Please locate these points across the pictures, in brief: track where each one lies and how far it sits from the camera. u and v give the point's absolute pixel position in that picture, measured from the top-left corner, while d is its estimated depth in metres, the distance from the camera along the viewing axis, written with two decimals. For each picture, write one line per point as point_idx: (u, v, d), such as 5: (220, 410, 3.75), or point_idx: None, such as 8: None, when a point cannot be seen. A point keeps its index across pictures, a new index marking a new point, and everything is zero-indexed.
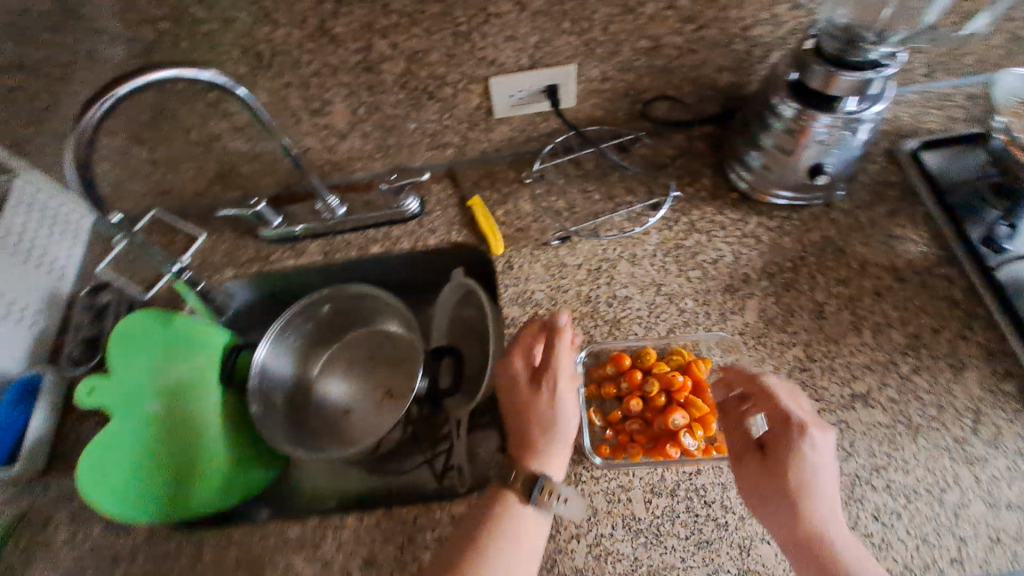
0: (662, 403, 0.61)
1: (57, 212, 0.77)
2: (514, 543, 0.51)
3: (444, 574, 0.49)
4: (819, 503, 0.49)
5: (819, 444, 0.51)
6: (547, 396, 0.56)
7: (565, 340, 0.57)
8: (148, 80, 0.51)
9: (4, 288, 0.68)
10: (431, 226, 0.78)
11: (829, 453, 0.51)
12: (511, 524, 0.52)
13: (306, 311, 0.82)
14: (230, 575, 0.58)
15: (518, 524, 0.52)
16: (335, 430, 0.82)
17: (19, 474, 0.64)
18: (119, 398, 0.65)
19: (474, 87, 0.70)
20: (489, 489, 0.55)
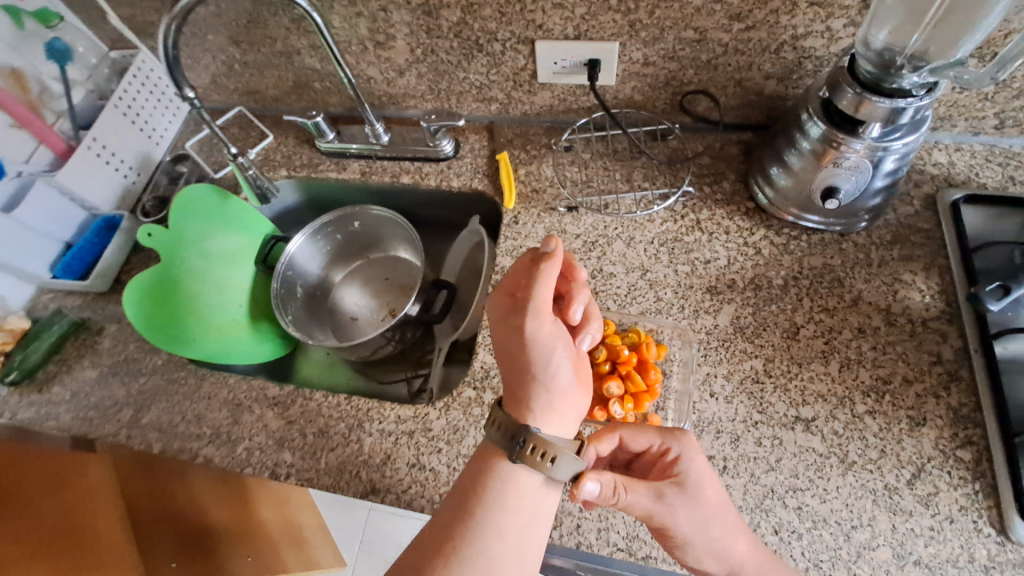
0: (604, 370, 0.66)
1: (165, 90, 0.92)
2: (506, 503, 0.50)
3: (443, 545, 0.48)
4: (719, 512, 0.51)
5: (684, 459, 0.52)
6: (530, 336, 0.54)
7: (549, 271, 0.54)
8: None
9: (111, 141, 0.84)
10: (459, 170, 0.84)
11: (695, 462, 0.53)
12: (502, 485, 0.51)
13: (339, 223, 0.93)
14: (216, 409, 0.70)
15: (511, 483, 0.51)
16: (340, 332, 0.93)
17: (89, 288, 0.80)
18: (170, 248, 0.77)
19: (522, 48, 0.75)
20: (485, 456, 0.53)
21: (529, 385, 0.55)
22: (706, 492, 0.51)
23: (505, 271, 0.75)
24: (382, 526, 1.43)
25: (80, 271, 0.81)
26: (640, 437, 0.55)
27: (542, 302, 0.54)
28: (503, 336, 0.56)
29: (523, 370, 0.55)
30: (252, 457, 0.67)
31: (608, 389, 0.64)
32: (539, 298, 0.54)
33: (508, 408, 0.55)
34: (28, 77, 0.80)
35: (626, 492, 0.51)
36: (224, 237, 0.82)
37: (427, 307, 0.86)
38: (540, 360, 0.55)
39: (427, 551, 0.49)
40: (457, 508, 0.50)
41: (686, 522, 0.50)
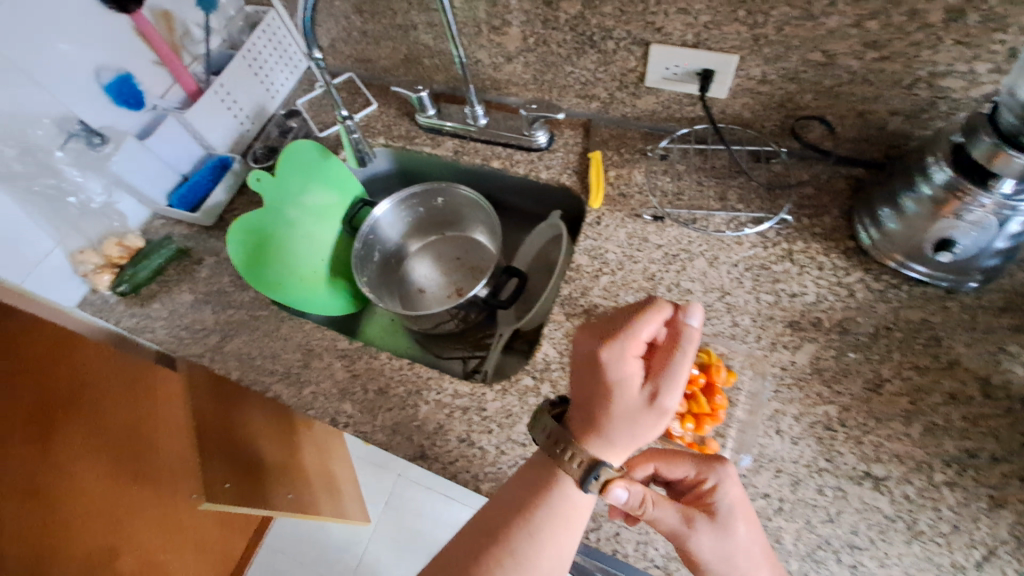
0: None
1: (287, 48, 0.99)
2: (561, 523, 0.51)
3: (495, 541, 0.50)
4: (749, 550, 0.50)
5: (721, 491, 0.51)
6: (661, 405, 0.49)
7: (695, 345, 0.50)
8: None
9: (236, 90, 0.91)
10: (549, 162, 0.85)
11: (733, 497, 0.51)
12: (555, 504, 0.51)
13: (423, 198, 0.95)
14: (290, 351, 0.75)
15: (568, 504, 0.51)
16: (408, 301, 0.98)
17: (197, 222, 0.87)
18: (273, 195, 0.82)
19: (636, 49, 0.74)
20: (540, 465, 0.53)
21: (630, 441, 0.50)
22: (736, 524, 0.50)
23: (579, 269, 0.74)
24: (407, 495, 1.51)
25: (191, 204, 0.88)
26: (676, 464, 0.53)
27: (682, 376, 0.50)
28: (620, 390, 0.50)
29: (629, 430, 0.50)
30: (317, 401, 0.71)
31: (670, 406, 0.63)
32: (682, 369, 0.50)
33: (588, 446, 0.51)
34: (177, 21, 0.87)
35: (653, 507, 0.50)
36: (317, 194, 0.88)
37: (495, 291, 0.87)
38: (654, 430, 0.50)
39: (475, 554, 0.50)
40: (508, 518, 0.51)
41: (710, 551, 0.49)
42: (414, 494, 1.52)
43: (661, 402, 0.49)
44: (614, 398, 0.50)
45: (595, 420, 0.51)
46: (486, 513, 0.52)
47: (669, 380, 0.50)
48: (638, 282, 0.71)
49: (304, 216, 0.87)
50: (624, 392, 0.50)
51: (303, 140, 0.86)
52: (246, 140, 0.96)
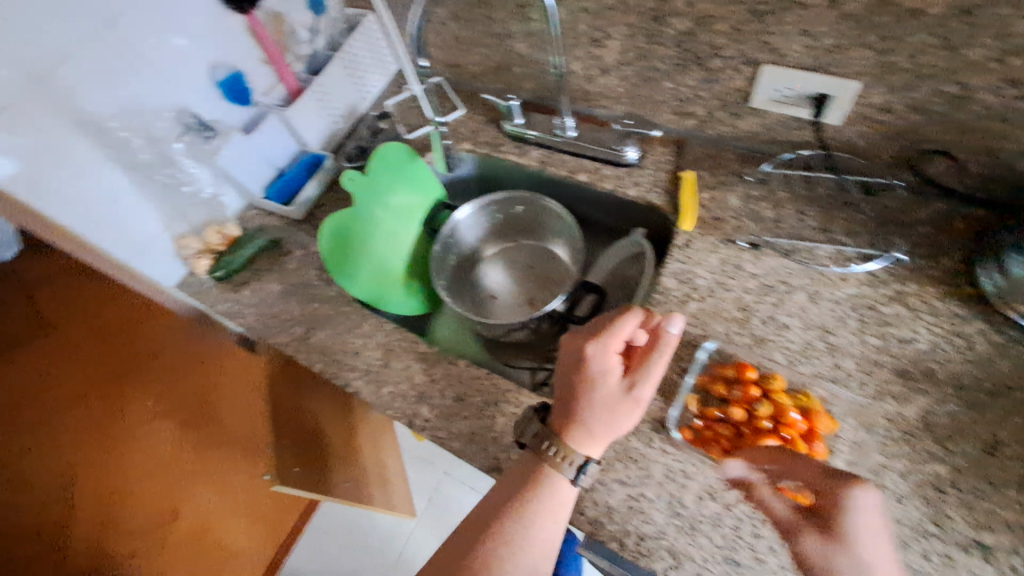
0: (764, 426, 0.61)
1: (382, 51, 1.01)
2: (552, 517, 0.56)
3: (490, 534, 0.55)
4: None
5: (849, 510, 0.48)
6: (637, 398, 0.57)
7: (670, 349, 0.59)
8: None
9: (332, 89, 0.94)
10: (638, 179, 0.83)
11: (863, 520, 0.47)
12: (548, 502, 0.56)
13: (503, 205, 0.95)
14: (371, 350, 0.77)
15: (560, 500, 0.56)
16: (479, 307, 0.98)
17: (288, 215, 0.91)
18: (363, 195, 0.83)
19: (745, 69, 0.71)
20: (530, 462, 0.58)
21: (610, 429, 0.57)
22: (854, 544, 0.46)
23: (666, 292, 0.72)
24: (452, 492, 1.53)
25: (286, 197, 0.92)
26: (806, 471, 0.53)
27: (654, 374, 0.58)
28: (604, 383, 0.57)
29: (607, 423, 0.57)
30: (395, 402, 0.72)
31: (764, 447, 0.59)
32: (656, 369, 0.58)
33: (572, 438, 0.57)
34: (286, 22, 0.90)
35: (762, 493, 0.55)
36: (401, 195, 0.89)
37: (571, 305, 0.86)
38: (630, 420, 0.58)
39: (471, 547, 0.54)
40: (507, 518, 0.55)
41: (817, 559, 0.47)
42: (459, 492, 1.53)
43: (636, 394, 0.57)
44: (598, 391, 0.57)
45: (579, 412, 0.57)
46: (485, 511, 0.57)
47: (643, 376, 0.58)
48: (730, 312, 0.69)
49: (388, 217, 0.88)
50: (606, 383, 0.57)
51: (394, 142, 0.87)
52: (337, 138, 0.99)
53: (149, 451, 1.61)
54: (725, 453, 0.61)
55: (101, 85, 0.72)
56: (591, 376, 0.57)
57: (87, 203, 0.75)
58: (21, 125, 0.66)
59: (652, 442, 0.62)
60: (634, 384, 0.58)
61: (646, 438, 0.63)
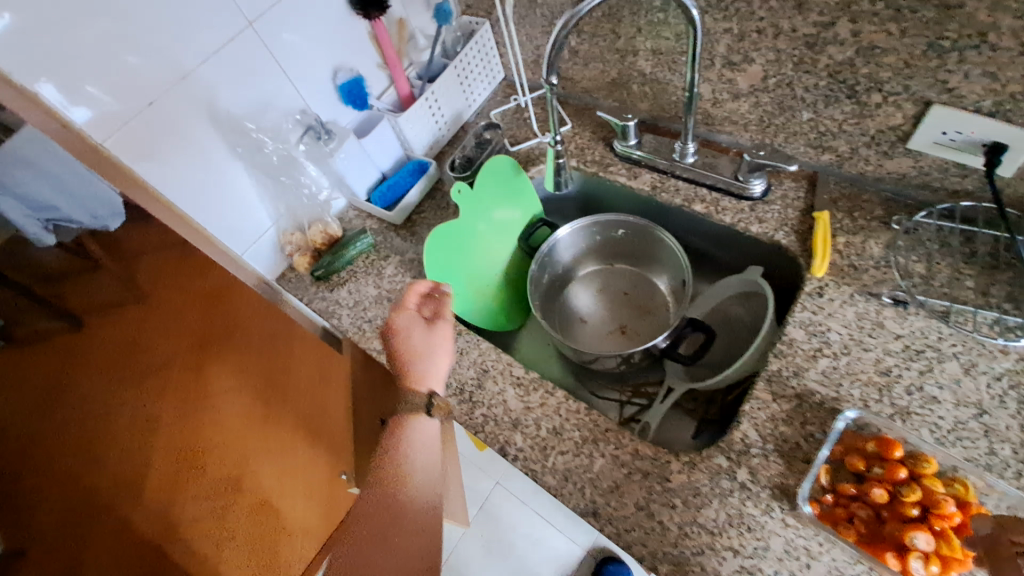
0: (911, 514, 0.54)
1: (492, 60, 1.00)
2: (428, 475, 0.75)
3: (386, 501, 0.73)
4: None
5: None
6: (442, 341, 0.72)
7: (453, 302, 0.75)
8: None
9: (443, 97, 0.94)
10: (762, 215, 0.77)
11: None
12: (427, 441, 0.74)
13: (605, 227, 0.91)
14: (465, 368, 0.75)
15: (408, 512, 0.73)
16: (568, 329, 0.94)
17: (389, 220, 0.90)
18: (467, 207, 0.82)
19: (906, 106, 0.64)
20: (387, 432, 0.75)
21: (432, 371, 0.71)
22: None
23: (793, 343, 0.66)
24: (503, 506, 1.51)
25: (388, 202, 0.92)
26: None
27: (444, 310, 0.74)
28: (413, 335, 0.72)
29: (437, 357, 0.72)
30: (487, 426, 0.70)
31: (911, 539, 0.52)
32: (445, 313, 0.74)
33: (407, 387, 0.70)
34: (407, 28, 0.90)
35: None
36: (502, 209, 0.88)
37: (675, 342, 0.79)
38: (446, 362, 0.72)
39: (375, 507, 0.73)
40: (387, 479, 0.73)
41: None
42: (510, 506, 1.51)
43: (440, 326, 0.73)
44: (410, 348, 0.71)
45: (404, 360, 0.71)
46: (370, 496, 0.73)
47: (439, 310, 0.74)
48: (867, 375, 0.62)
49: (487, 230, 0.87)
50: (412, 336, 0.72)
51: (500, 155, 0.85)
52: (440, 144, 0.99)
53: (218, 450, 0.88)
54: (858, 535, 0.55)
55: (235, 85, 0.74)
56: (398, 332, 0.72)
57: (208, 194, 0.78)
58: (159, 115, 0.69)
59: (771, 511, 0.57)
60: (434, 319, 0.74)
61: (763, 505, 0.57)
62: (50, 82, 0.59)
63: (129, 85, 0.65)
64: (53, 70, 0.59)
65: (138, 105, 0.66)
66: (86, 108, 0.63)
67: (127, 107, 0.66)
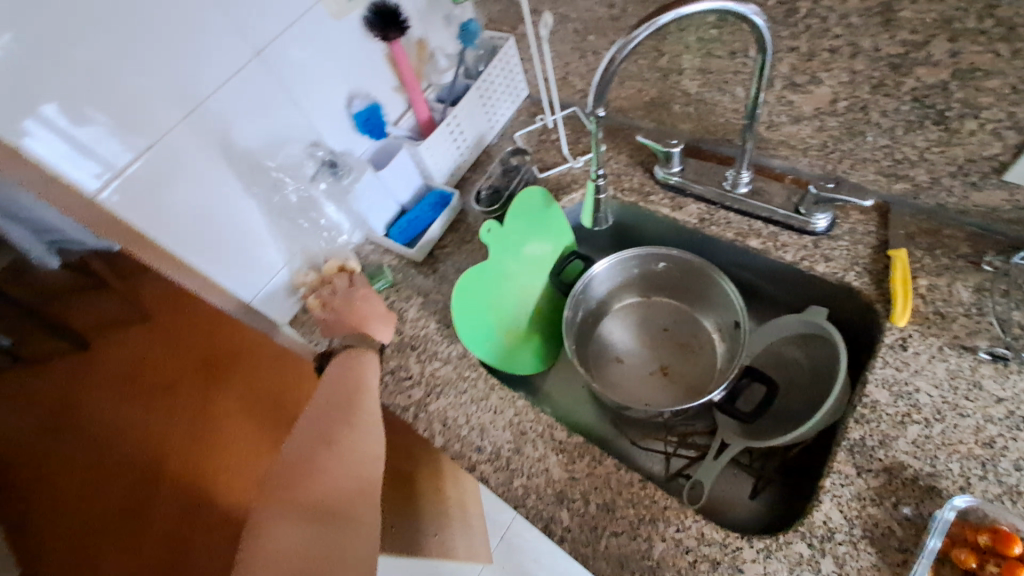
0: None
1: (515, 78, 0.92)
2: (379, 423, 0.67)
3: (335, 412, 0.65)
4: None
5: None
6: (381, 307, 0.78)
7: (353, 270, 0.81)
8: (693, 10, 0.53)
9: (465, 121, 0.86)
10: (829, 252, 0.69)
11: None
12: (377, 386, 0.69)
13: (644, 259, 0.82)
14: (500, 430, 0.68)
15: (359, 449, 0.64)
16: (603, 371, 0.84)
17: (410, 257, 0.83)
18: (495, 245, 0.75)
19: (1006, 135, 0.56)
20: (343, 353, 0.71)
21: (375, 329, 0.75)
22: None
23: (874, 406, 0.59)
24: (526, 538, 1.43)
25: (408, 237, 0.85)
26: None
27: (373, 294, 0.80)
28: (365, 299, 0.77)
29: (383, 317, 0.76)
30: (529, 499, 0.62)
31: None
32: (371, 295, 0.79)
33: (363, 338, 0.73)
34: (428, 47, 0.83)
35: None
36: (533, 244, 0.80)
37: (732, 395, 0.71)
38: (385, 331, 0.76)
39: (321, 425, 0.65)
40: (344, 398, 0.66)
41: None
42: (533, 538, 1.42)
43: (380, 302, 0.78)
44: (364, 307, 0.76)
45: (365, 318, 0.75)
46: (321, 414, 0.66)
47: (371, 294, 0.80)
48: (966, 446, 0.54)
49: (517, 269, 0.79)
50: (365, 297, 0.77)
51: (530, 186, 0.78)
52: (461, 170, 0.91)
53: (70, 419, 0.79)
54: None
55: (258, 106, 0.68)
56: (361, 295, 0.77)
57: (210, 233, 0.70)
58: (156, 152, 0.61)
59: None
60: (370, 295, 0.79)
61: None
62: (56, 103, 0.52)
63: (140, 112, 0.58)
64: (45, 104, 0.51)
65: (155, 132, 0.60)
66: (96, 136, 0.56)
67: (124, 146, 0.58)
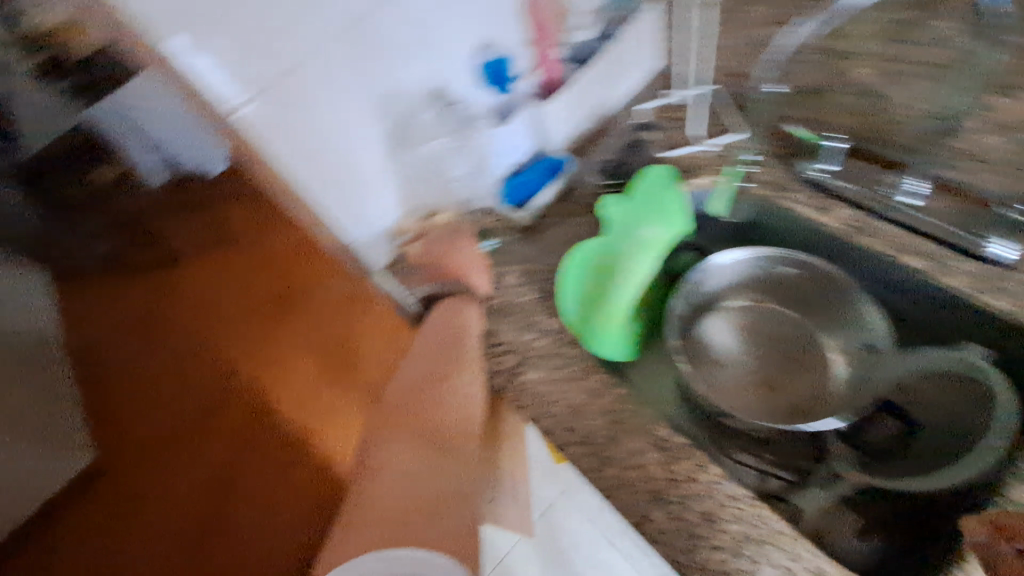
0: None
1: (648, 43, 0.84)
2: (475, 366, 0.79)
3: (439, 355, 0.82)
4: None
5: None
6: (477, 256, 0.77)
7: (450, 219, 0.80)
8: None
9: (591, 83, 0.80)
10: (1003, 284, 0.64)
11: None
12: (472, 327, 0.77)
13: (792, 258, 0.72)
14: (596, 417, 0.64)
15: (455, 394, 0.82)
16: (700, 361, 0.74)
17: (514, 219, 0.79)
18: (612, 222, 0.73)
19: None
20: (444, 304, 0.83)
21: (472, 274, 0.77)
22: None
23: None
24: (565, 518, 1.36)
25: (514, 199, 0.80)
26: None
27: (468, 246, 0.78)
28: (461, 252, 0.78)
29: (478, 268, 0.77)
30: (622, 490, 0.59)
31: None
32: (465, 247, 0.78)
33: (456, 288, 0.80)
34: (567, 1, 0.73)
35: None
36: (652, 227, 0.73)
37: (864, 420, 0.66)
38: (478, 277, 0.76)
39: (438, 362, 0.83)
40: (451, 339, 0.80)
41: None
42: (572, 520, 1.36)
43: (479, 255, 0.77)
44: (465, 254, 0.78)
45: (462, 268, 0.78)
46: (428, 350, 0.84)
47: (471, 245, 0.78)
48: None
49: (630, 250, 0.73)
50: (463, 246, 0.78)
51: (661, 166, 0.75)
52: (576, 138, 0.85)
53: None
54: None
55: (381, 53, 0.63)
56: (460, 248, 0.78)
57: (329, 168, 0.70)
58: (300, 82, 0.60)
59: None
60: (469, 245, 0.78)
61: None
62: (184, 35, 0.51)
63: (264, 47, 0.56)
64: (173, 34, 0.51)
65: (275, 69, 0.58)
66: (219, 71, 0.54)
67: (239, 83, 0.56)
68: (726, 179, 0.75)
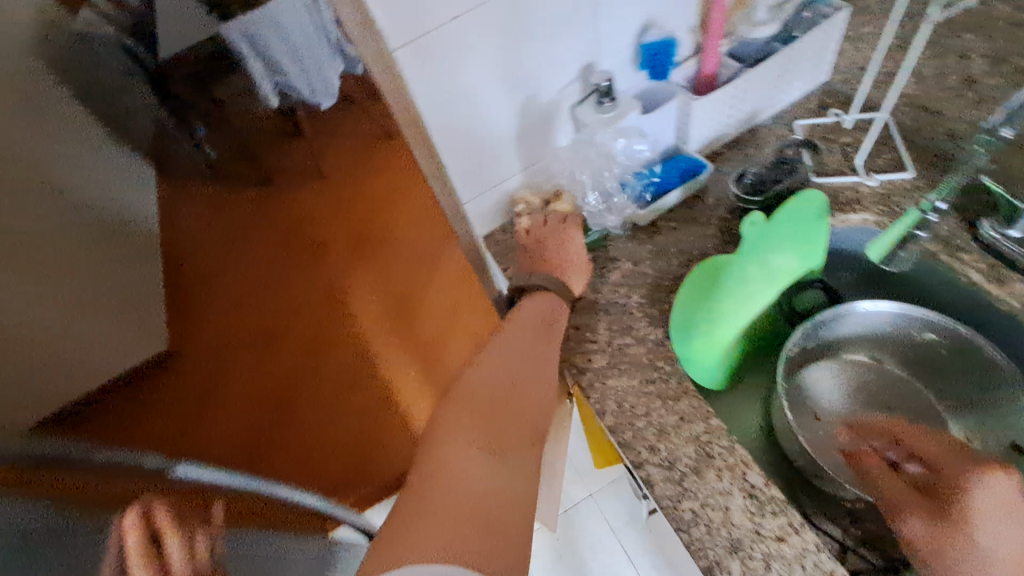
0: None
1: (824, 57, 0.76)
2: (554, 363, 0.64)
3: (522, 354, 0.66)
4: None
5: None
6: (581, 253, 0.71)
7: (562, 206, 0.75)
8: None
9: (753, 89, 0.73)
10: None
11: None
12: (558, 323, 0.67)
13: (936, 328, 0.66)
14: (682, 444, 0.59)
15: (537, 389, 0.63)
16: (797, 404, 0.69)
17: (634, 217, 0.74)
18: (747, 250, 0.62)
19: None
20: (532, 296, 0.70)
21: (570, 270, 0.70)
22: None
23: None
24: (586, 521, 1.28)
25: (637, 195, 0.76)
26: None
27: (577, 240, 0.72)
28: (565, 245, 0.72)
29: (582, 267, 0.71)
30: (697, 529, 0.54)
31: None
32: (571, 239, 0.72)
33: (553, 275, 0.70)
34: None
35: None
36: (782, 255, 0.66)
37: None
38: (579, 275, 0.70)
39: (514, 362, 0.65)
40: (522, 333, 0.67)
41: None
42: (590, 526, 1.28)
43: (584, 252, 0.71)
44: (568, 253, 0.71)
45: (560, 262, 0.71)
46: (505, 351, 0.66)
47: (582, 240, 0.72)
48: None
49: (753, 278, 0.65)
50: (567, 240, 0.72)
51: (812, 190, 0.63)
52: (717, 143, 0.78)
53: (176, 374, 0.71)
54: None
55: (553, 14, 0.61)
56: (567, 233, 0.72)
57: (467, 142, 0.69)
58: (463, 47, 0.59)
59: None
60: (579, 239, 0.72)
61: None
62: None
63: None
64: None
65: (447, 15, 0.56)
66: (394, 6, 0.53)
67: (408, 22, 0.55)
68: (905, 222, 0.65)
